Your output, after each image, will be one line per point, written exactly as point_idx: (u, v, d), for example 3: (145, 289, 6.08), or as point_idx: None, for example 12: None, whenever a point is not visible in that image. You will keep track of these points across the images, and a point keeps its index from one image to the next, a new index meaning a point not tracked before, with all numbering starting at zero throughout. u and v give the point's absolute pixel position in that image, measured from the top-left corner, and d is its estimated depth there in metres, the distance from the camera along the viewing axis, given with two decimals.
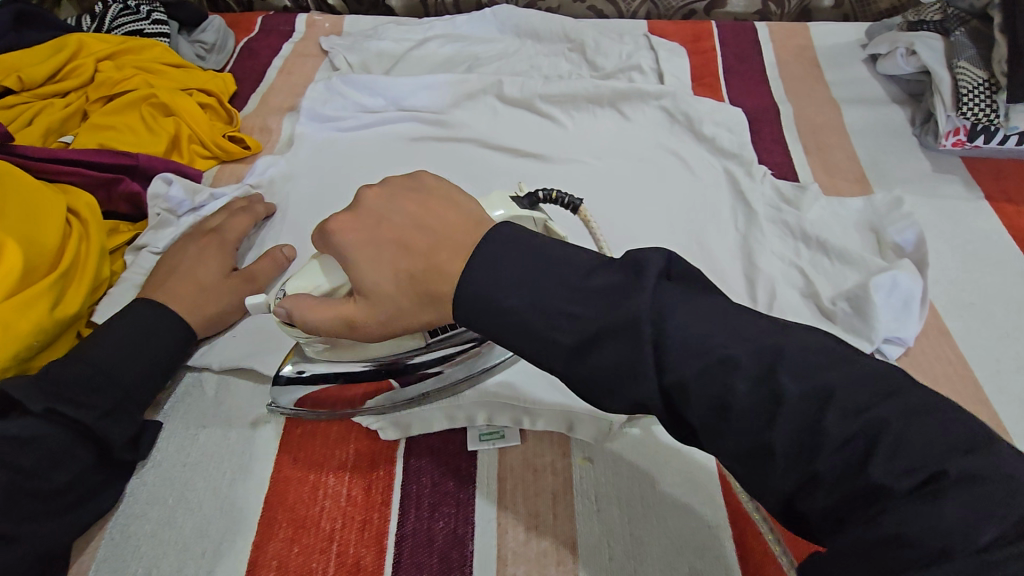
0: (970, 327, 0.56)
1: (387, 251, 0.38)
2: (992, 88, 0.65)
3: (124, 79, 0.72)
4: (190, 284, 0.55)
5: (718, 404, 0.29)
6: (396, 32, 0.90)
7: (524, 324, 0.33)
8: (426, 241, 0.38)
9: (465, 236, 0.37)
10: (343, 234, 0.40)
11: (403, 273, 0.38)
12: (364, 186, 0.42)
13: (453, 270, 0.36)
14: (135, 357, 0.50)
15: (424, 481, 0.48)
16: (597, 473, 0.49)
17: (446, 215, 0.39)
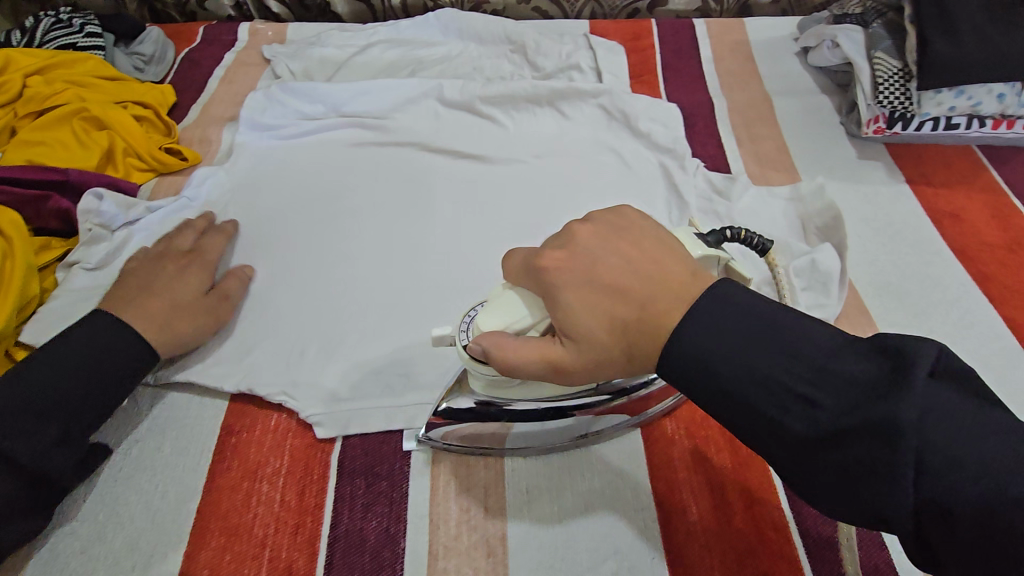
0: (889, 306, 0.58)
1: (603, 293, 0.37)
2: (906, 77, 0.68)
3: (55, 94, 0.71)
4: (167, 303, 0.54)
5: (996, 540, 0.27)
6: (339, 39, 0.90)
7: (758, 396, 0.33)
8: (644, 291, 0.37)
9: (684, 290, 0.36)
10: (557, 273, 0.39)
11: (612, 319, 0.37)
12: (569, 224, 0.42)
13: (671, 325, 0.35)
14: (80, 378, 0.48)
15: (357, 482, 0.49)
16: (530, 466, 0.50)
17: (665, 262, 0.38)
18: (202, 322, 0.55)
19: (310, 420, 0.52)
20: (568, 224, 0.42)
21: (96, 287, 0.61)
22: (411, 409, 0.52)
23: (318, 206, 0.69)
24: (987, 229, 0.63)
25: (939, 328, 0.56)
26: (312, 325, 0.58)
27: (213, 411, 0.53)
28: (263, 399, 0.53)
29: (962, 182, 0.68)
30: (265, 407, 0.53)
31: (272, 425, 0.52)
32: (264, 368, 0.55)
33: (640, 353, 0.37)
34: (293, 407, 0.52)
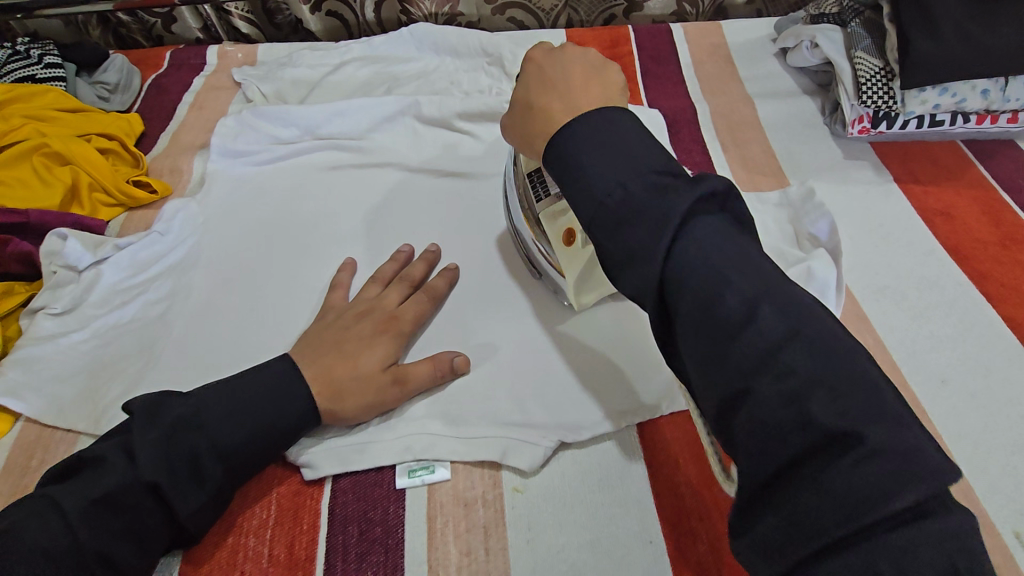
0: (887, 310, 0.57)
1: (540, 84, 0.47)
2: (888, 76, 0.67)
3: (13, 130, 0.68)
4: (349, 368, 0.50)
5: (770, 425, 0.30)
6: (311, 59, 0.88)
7: (587, 194, 0.39)
8: (566, 91, 0.45)
9: (586, 105, 0.44)
10: (533, 60, 0.49)
11: (529, 99, 0.47)
12: (570, 44, 0.49)
13: (556, 120, 0.44)
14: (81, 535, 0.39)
15: (350, 530, 0.46)
16: (531, 501, 0.48)
17: (592, 90, 0.45)
18: (275, 452, 0.47)
19: (296, 463, 0.49)
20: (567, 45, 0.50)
21: (61, 334, 0.58)
22: (403, 446, 0.50)
23: (296, 235, 0.67)
24: (977, 226, 0.62)
25: (939, 330, 0.55)
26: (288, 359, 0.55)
27: None
28: None
29: (950, 179, 0.67)
30: None
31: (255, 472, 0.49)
32: None
33: (532, 136, 0.46)
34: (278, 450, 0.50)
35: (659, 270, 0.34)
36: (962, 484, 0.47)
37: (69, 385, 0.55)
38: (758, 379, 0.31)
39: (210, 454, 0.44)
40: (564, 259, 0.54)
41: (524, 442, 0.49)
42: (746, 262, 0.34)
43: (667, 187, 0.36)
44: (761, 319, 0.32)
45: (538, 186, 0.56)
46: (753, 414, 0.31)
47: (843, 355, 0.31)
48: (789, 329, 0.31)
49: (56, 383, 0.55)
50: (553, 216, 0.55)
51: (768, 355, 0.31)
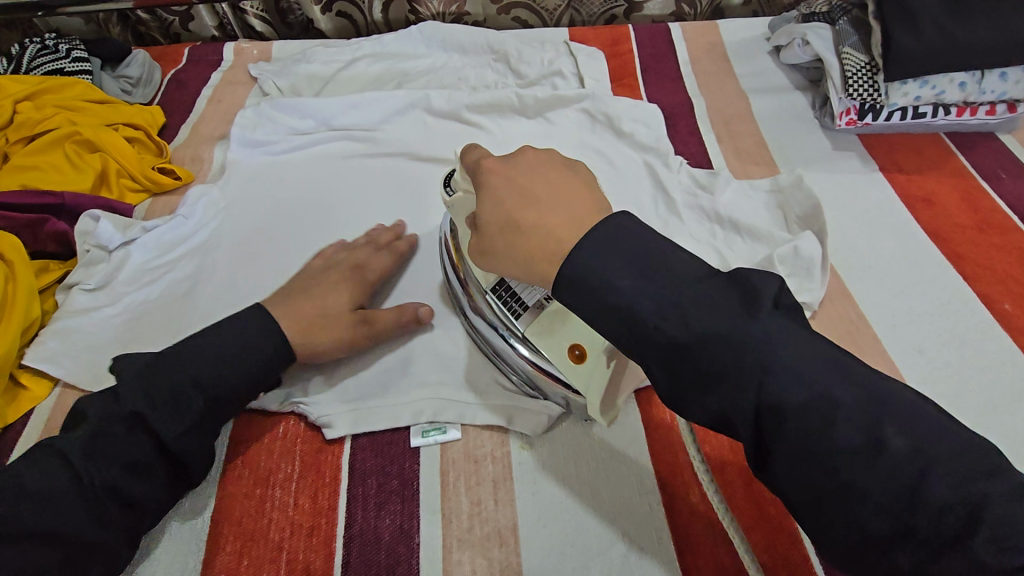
0: (870, 288, 0.61)
1: (516, 200, 0.41)
2: (873, 70, 0.71)
3: (45, 119, 0.71)
4: (317, 311, 0.55)
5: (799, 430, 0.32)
6: (324, 55, 0.92)
7: (637, 325, 0.35)
8: (551, 206, 0.40)
9: (580, 219, 0.39)
10: (492, 172, 0.43)
11: (506, 216, 0.41)
12: (525, 146, 0.45)
13: (562, 240, 0.38)
14: (86, 478, 0.44)
15: (369, 483, 0.50)
16: (537, 458, 0.51)
17: (575, 199, 0.40)
18: None
19: (318, 423, 0.53)
20: (520, 149, 0.45)
21: (94, 308, 0.61)
22: (417, 408, 0.54)
23: (313, 221, 0.71)
24: (956, 211, 0.66)
25: (919, 306, 0.59)
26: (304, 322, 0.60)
27: None
28: (272, 408, 0.54)
29: (932, 168, 0.71)
30: (272, 415, 0.54)
31: (281, 432, 0.53)
32: None
33: (528, 258, 0.39)
34: (302, 411, 0.54)
35: (755, 398, 0.32)
36: None
37: (101, 353, 0.59)
38: (911, 519, 0.29)
39: (200, 397, 0.48)
40: (579, 377, 0.47)
41: (530, 406, 0.53)
42: (829, 359, 0.33)
43: (713, 303, 0.34)
44: (892, 449, 0.30)
45: (513, 301, 0.52)
46: (917, 558, 0.29)
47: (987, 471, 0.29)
48: (927, 455, 0.30)
49: (91, 352, 0.59)
50: (547, 332, 0.50)
51: (908, 486, 0.29)
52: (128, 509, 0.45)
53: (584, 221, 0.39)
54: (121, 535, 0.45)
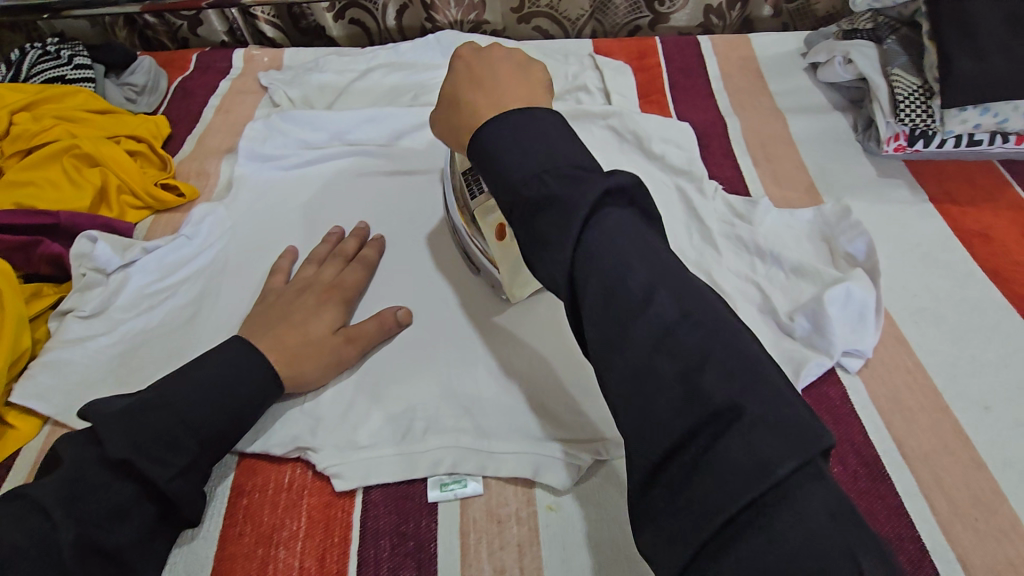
0: (926, 333, 0.56)
1: (466, 79, 0.47)
2: (927, 93, 0.67)
3: (43, 131, 0.67)
4: (298, 335, 0.52)
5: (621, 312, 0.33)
6: (338, 64, 0.88)
7: (506, 187, 0.39)
8: (492, 89, 0.46)
9: (508, 98, 0.45)
10: (460, 57, 0.49)
11: (456, 94, 0.47)
12: (499, 45, 0.50)
13: (482, 113, 0.45)
14: (62, 530, 0.39)
15: (382, 544, 0.46)
16: (567, 519, 0.47)
17: (515, 85, 0.46)
18: None
19: (327, 474, 0.49)
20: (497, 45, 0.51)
21: (88, 337, 0.57)
22: (435, 459, 0.49)
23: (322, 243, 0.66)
24: (1017, 249, 0.61)
25: (981, 355, 0.54)
26: None
27: (220, 469, 0.50)
28: (277, 455, 0.50)
29: (988, 200, 0.66)
30: (278, 462, 0.50)
31: (286, 482, 0.49)
32: (272, 420, 0.51)
33: (460, 130, 0.47)
34: (311, 459, 0.50)
35: (569, 258, 0.35)
36: (1009, 514, 0.46)
37: (95, 389, 0.54)
38: (659, 369, 0.32)
39: (191, 437, 0.45)
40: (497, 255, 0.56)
41: (558, 459, 0.49)
42: (681, 286, 0.34)
43: (579, 177, 0.36)
44: (658, 303, 0.33)
45: (472, 187, 0.58)
46: (656, 393, 0.31)
47: (730, 335, 0.32)
48: (711, 354, 0.31)
49: (82, 387, 0.54)
50: (483, 223, 0.58)
51: (665, 333, 0.32)
52: (112, 565, 0.41)
53: (511, 104, 0.44)
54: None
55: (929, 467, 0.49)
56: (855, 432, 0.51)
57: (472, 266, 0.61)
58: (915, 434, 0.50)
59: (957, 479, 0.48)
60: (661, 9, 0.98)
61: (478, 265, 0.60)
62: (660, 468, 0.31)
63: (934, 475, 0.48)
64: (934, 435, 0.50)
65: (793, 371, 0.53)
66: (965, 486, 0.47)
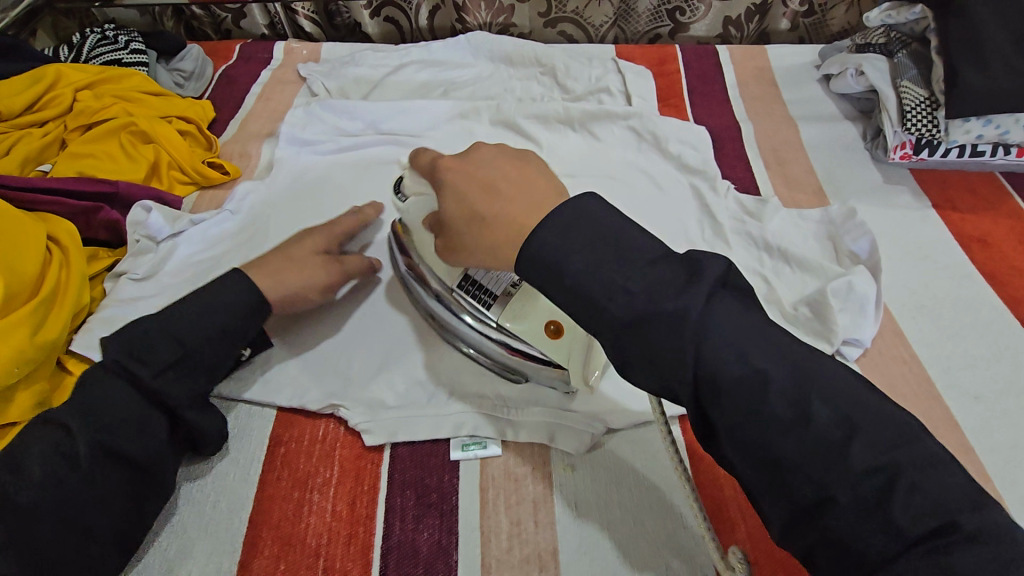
0: (924, 328, 0.59)
1: (476, 192, 0.44)
2: (933, 106, 0.70)
3: (102, 108, 0.72)
4: (286, 258, 0.58)
5: (758, 410, 0.34)
6: (372, 59, 0.92)
7: (600, 316, 0.38)
8: (514, 198, 0.42)
9: (543, 199, 0.42)
10: (449, 171, 0.46)
11: (473, 212, 0.44)
12: (480, 143, 0.49)
13: (525, 222, 0.41)
14: (80, 440, 0.45)
15: (408, 494, 0.50)
16: (578, 480, 0.51)
17: (538, 182, 0.44)
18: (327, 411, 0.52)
19: (358, 429, 0.54)
20: (475, 145, 0.49)
21: (140, 298, 0.62)
22: (457, 421, 0.54)
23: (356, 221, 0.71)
24: (1014, 255, 0.64)
25: (974, 349, 0.58)
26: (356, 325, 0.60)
27: (261, 421, 0.55)
28: (313, 409, 0.55)
29: (988, 208, 0.69)
30: (314, 416, 0.55)
31: (321, 435, 0.54)
32: (312, 379, 0.57)
33: (501, 246, 0.42)
34: (343, 416, 0.54)
35: (692, 367, 0.36)
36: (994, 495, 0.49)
37: None
38: (816, 470, 0.33)
39: (185, 354, 0.50)
40: (557, 352, 0.50)
41: (572, 427, 0.53)
42: (774, 347, 0.36)
43: (667, 288, 0.37)
44: (818, 420, 0.34)
45: (481, 293, 0.53)
46: (841, 522, 0.32)
47: (905, 439, 0.33)
48: (846, 423, 0.34)
49: None
50: (521, 316, 0.51)
51: (835, 459, 0.33)
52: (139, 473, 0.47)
53: (547, 204, 0.42)
54: (119, 499, 0.45)
55: None
56: None
57: (501, 366, 0.55)
58: None
59: None
60: (682, 19, 1.02)
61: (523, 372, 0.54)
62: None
63: None
64: (926, 420, 0.53)
65: None
66: None
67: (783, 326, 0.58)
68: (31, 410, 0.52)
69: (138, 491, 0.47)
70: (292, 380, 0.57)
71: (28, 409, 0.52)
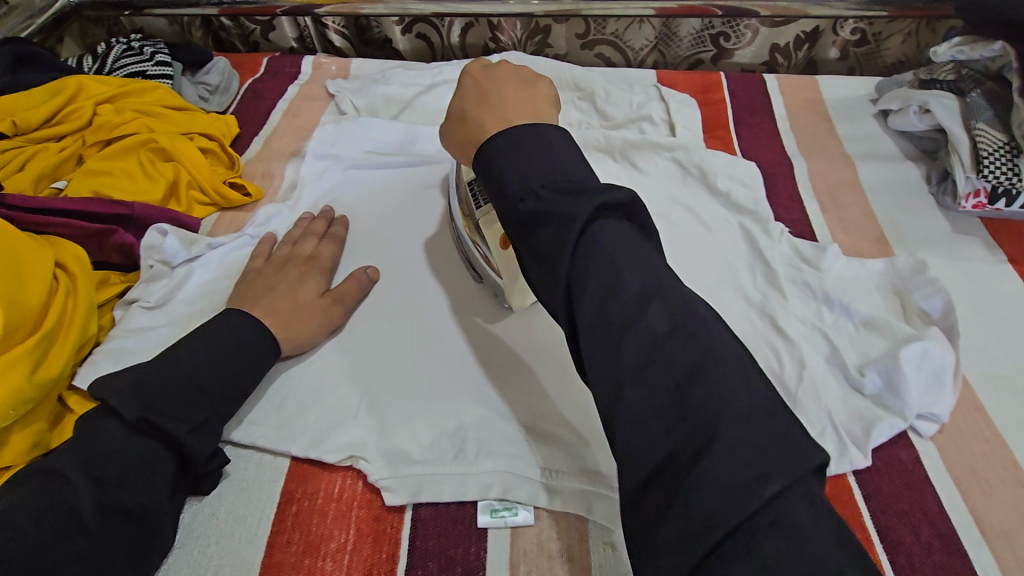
0: (1007, 402, 0.53)
1: (473, 97, 0.49)
2: (1013, 152, 0.65)
3: (123, 123, 0.69)
4: (289, 302, 0.56)
5: (611, 306, 0.34)
6: (403, 77, 0.89)
7: (506, 198, 0.40)
8: (495, 104, 0.47)
9: (518, 115, 0.45)
10: (469, 73, 0.51)
11: (464, 110, 0.49)
12: (507, 63, 0.51)
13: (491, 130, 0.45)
14: (81, 492, 0.41)
15: (430, 567, 0.45)
16: (621, 561, 0.46)
17: (524, 103, 0.47)
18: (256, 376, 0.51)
19: (379, 487, 0.49)
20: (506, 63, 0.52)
21: (150, 328, 0.58)
22: (486, 484, 0.49)
23: (382, 248, 0.66)
24: None
25: None
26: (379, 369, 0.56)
27: (273, 472, 0.50)
28: (331, 462, 0.50)
29: None
30: (331, 470, 0.50)
31: (336, 492, 0.49)
32: (330, 427, 0.52)
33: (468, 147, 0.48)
34: (362, 470, 0.50)
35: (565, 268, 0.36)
36: None
37: None
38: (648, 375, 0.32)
39: (203, 398, 0.48)
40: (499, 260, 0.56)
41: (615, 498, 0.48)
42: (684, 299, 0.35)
43: (575, 192, 0.37)
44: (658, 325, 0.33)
45: (479, 195, 0.59)
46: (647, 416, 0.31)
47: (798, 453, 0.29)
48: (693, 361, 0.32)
49: None
50: (489, 223, 0.57)
51: (656, 347, 0.33)
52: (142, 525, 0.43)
53: (519, 118, 0.45)
54: (117, 557, 0.41)
55: (1010, 546, 0.46)
56: (929, 501, 0.48)
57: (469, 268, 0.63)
58: (995, 510, 0.48)
59: None
60: (726, 44, 0.98)
61: (480, 273, 0.60)
62: (650, 481, 0.31)
63: (1016, 556, 0.45)
64: (1015, 511, 0.47)
65: (864, 430, 0.51)
66: None
67: (851, 398, 0.53)
68: (27, 453, 0.48)
69: (143, 546, 0.43)
70: (308, 427, 0.52)
71: (23, 452, 0.48)
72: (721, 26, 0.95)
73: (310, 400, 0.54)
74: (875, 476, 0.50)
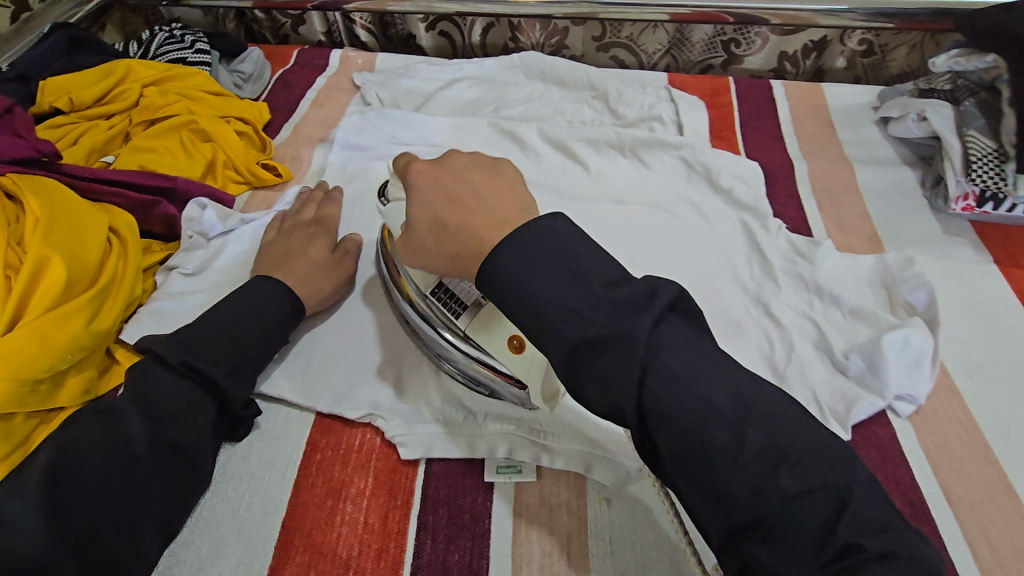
0: (983, 389, 0.57)
1: (441, 204, 0.45)
2: (1002, 158, 0.68)
3: (167, 105, 0.74)
4: (305, 263, 0.61)
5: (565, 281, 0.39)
6: (426, 72, 0.94)
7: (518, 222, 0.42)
8: (476, 208, 0.44)
9: (509, 217, 0.43)
10: (419, 178, 0.48)
11: (438, 221, 0.45)
12: (454, 152, 0.50)
13: (490, 242, 0.42)
14: (135, 427, 0.46)
15: (440, 513, 0.50)
16: (613, 515, 0.50)
17: (503, 199, 0.45)
18: (275, 336, 0.56)
19: (394, 441, 0.54)
20: (451, 153, 0.50)
21: (189, 293, 0.63)
22: (492, 443, 0.53)
23: None
24: None
25: None
26: (397, 338, 0.60)
27: (299, 424, 0.55)
28: (352, 417, 0.55)
29: None
30: (351, 424, 0.55)
31: (356, 444, 0.54)
32: (352, 386, 0.57)
33: (458, 257, 0.44)
34: (380, 426, 0.54)
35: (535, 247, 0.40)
36: None
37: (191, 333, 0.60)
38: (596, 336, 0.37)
39: (235, 347, 0.52)
40: (516, 365, 0.50)
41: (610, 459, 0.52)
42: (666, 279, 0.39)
43: (615, 304, 0.38)
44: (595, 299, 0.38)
45: (452, 302, 0.53)
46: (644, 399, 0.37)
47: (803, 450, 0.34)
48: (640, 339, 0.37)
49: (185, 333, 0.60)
50: (485, 328, 0.51)
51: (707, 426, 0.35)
52: (184, 462, 0.47)
53: (510, 222, 0.42)
54: (165, 486, 0.46)
55: (976, 517, 0.49)
56: (903, 474, 0.52)
57: (468, 379, 0.55)
58: (964, 484, 0.51)
59: (1004, 531, 0.49)
60: (736, 51, 1.02)
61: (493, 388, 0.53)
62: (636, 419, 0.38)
63: (980, 525, 0.49)
64: (983, 486, 0.51)
65: (845, 408, 0.54)
66: (1012, 539, 0.48)
67: (835, 378, 0.57)
68: (80, 397, 0.53)
69: (186, 480, 0.47)
70: (332, 386, 0.57)
71: (77, 396, 0.53)
72: (732, 33, 0.99)
73: (333, 362, 0.59)
74: (854, 450, 0.53)
